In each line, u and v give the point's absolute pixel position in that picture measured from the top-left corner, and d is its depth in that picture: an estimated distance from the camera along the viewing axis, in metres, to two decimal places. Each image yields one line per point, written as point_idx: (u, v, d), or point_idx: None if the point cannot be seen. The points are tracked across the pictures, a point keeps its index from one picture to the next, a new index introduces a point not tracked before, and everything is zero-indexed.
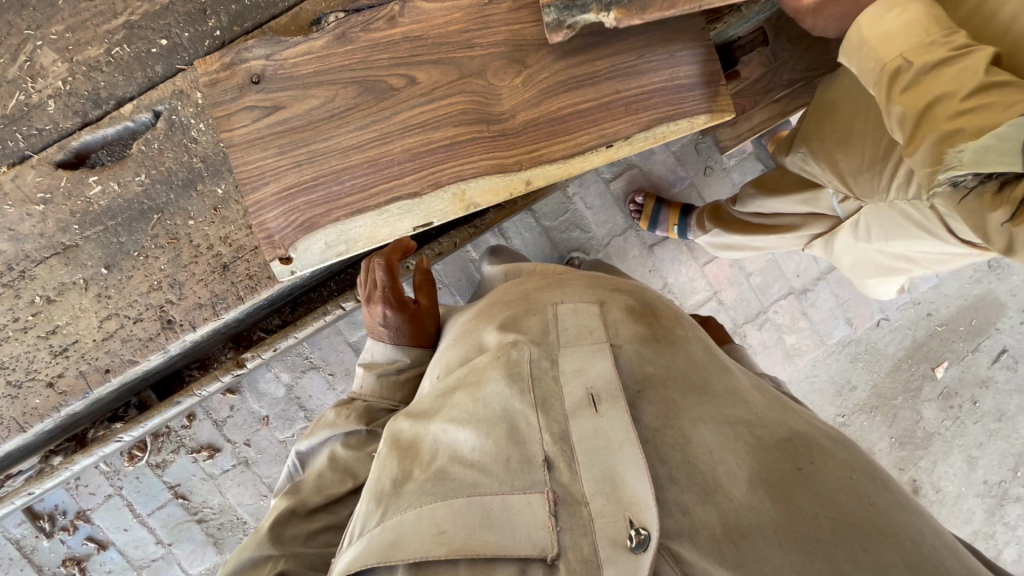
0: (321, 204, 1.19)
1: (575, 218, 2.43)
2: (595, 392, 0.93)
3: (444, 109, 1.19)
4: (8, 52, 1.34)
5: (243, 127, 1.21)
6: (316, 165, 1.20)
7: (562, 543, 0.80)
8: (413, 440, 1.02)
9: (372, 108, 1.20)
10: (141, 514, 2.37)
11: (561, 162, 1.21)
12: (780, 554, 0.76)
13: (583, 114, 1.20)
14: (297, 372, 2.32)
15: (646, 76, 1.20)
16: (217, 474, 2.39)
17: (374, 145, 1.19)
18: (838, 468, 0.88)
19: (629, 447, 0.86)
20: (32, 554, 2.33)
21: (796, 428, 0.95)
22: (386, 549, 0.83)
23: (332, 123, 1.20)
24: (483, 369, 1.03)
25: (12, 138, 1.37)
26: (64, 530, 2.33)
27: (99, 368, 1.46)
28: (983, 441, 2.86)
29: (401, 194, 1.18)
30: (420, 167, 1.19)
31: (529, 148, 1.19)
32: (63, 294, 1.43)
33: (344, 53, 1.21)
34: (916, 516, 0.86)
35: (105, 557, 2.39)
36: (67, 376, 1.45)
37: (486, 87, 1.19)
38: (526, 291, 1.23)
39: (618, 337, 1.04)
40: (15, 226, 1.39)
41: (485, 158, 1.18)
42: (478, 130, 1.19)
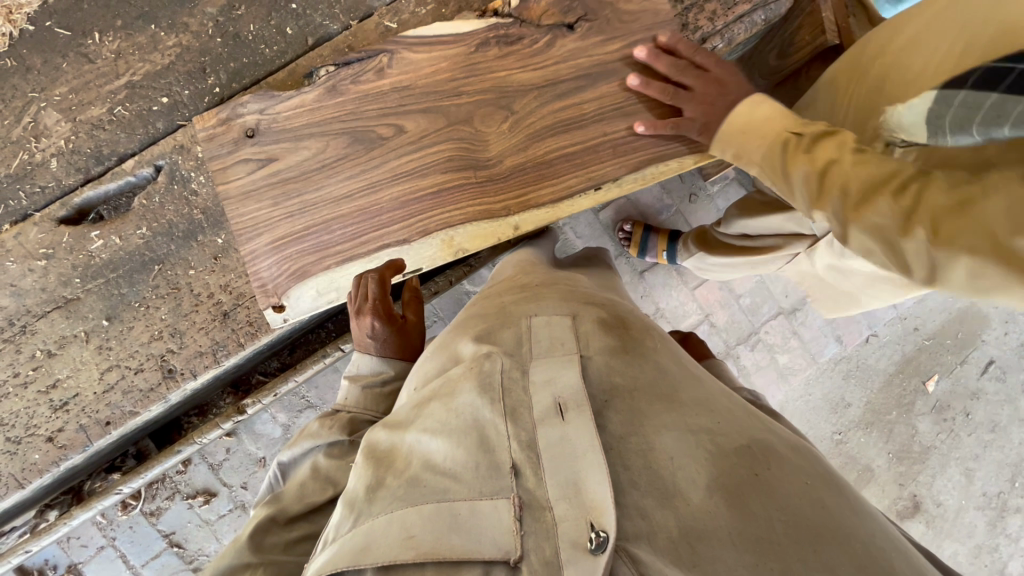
0: (312, 253, 1.25)
1: (566, 247, 2.48)
2: (562, 402, 0.97)
3: (435, 155, 1.24)
4: (13, 114, 1.38)
5: (238, 179, 1.27)
6: (311, 215, 1.25)
7: (526, 546, 0.83)
8: (389, 449, 1.02)
9: (362, 157, 1.25)
10: (135, 565, 2.32)
11: (550, 206, 1.24)
12: (733, 555, 0.79)
13: (570, 157, 1.24)
14: (294, 412, 2.29)
15: (632, 117, 1.24)
16: (213, 520, 2.34)
17: (365, 193, 1.24)
18: (793, 474, 0.91)
19: (592, 454, 0.89)
20: None
21: (757, 433, 0.97)
22: (355, 553, 0.83)
23: (322, 173, 1.25)
24: (458, 380, 1.05)
25: (15, 197, 1.41)
26: None
27: (99, 421, 1.46)
28: (978, 452, 2.89)
29: (390, 241, 1.24)
30: (408, 214, 1.23)
31: (516, 194, 1.23)
32: (64, 347, 1.44)
33: (334, 105, 1.26)
34: (865, 519, 0.90)
35: None
36: (68, 430, 1.45)
37: (473, 134, 1.25)
38: (502, 304, 1.26)
39: (588, 349, 1.09)
40: (17, 282, 1.42)
41: (474, 203, 1.23)
42: (467, 176, 1.24)
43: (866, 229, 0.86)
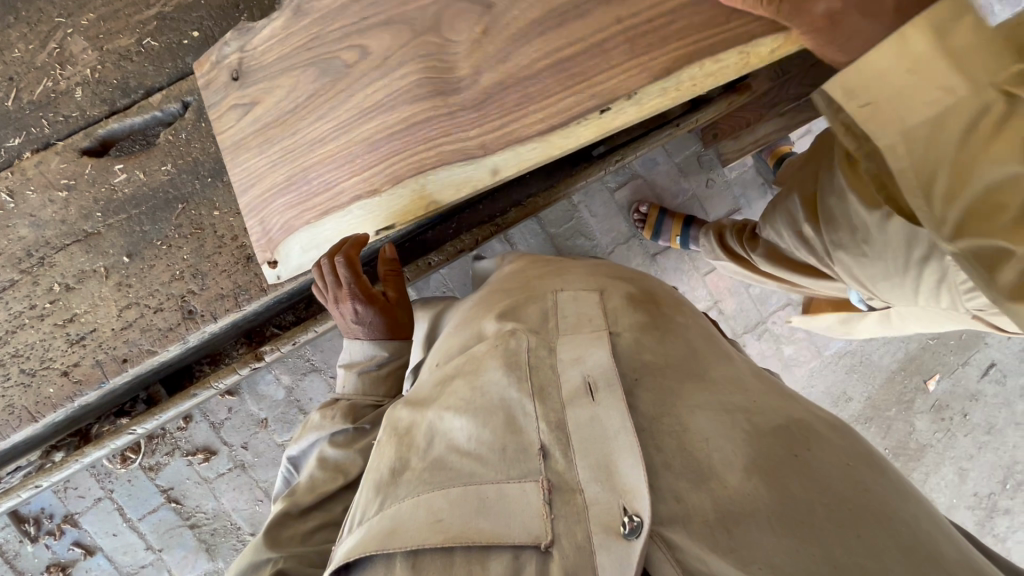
0: (297, 205, 1.27)
1: (579, 225, 2.45)
2: (592, 380, 0.94)
3: (399, 81, 1.07)
4: (39, 39, 1.40)
5: (230, 128, 1.32)
6: (293, 160, 1.24)
7: (557, 530, 0.81)
8: (410, 426, 1.01)
9: (332, 90, 1.16)
10: (131, 519, 2.32)
11: (536, 140, 0.99)
12: (773, 539, 0.77)
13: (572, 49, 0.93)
14: (298, 374, 2.27)
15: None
16: (212, 478, 2.33)
17: (337, 134, 1.17)
18: (834, 454, 0.89)
19: (624, 435, 0.87)
20: (15, 559, 2.27)
21: (794, 413, 0.96)
22: (384, 536, 0.85)
23: (298, 114, 1.21)
24: (483, 357, 1.04)
25: (36, 124, 1.42)
26: (50, 535, 2.27)
27: (116, 357, 1.44)
28: (973, 453, 2.92)
29: (361, 197, 1.18)
30: (382, 160, 1.13)
31: (495, 121, 1.00)
32: (82, 282, 1.43)
33: (303, 29, 1.18)
34: (911, 503, 0.87)
35: (91, 564, 2.33)
36: (83, 365, 1.44)
37: (443, 43, 1.01)
38: (527, 279, 1.26)
39: (618, 325, 1.06)
40: (37, 213, 1.41)
41: (437, 142, 1.06)
42: (438, 104, 1.04)
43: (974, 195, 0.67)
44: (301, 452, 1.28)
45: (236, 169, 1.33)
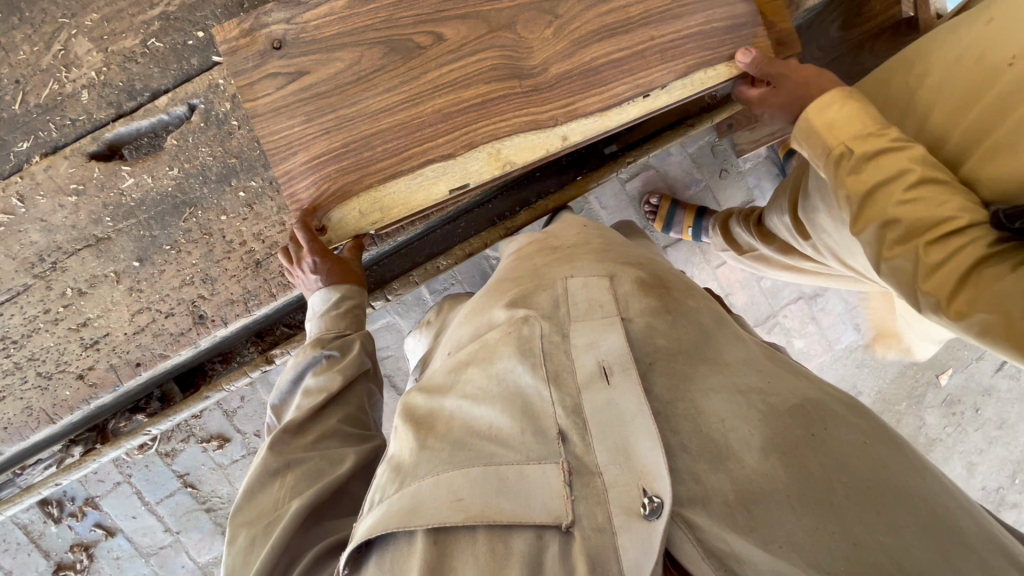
0: (354, 170, 1.20)
1: (590, 217, 2.42)
2: (607, 364, 0.94)
3: (476, 65, 1.21)
4: (43, 41, 1.39)
5: (267, 94, 1.21)
6: (344, 131, 1.20)
7: (576, 511, 0.83)
8: (428, 413, 1.01)
9: (400, 68, 1.21)
10: (150, 502, 2.39)
11: (597, 115, 1.22)
12: (792, 519, 0.80)
13: (616, 64, 1.22)
14: None
15: (681, 20, 1.23)
16: (226, 464, 2.38)
17: (403, 107, 1.20)
18: (852, 434, 0.89)
19: (641, 418, 0.88)
20: (40, 539, 2.35)
21: (811, 393, 0.95)
22: (405, 514, 0.83)
23: (359, 86, 1.21)
24: (496, 344, 1.04)
25: (44, 128, 1.42)
26: (73, 516, 2.35)
27: (129, 362, 1.46)
28: (982, 447, 2.90)
29: (435, 156, 1.19)
30: (454, 128, 1.20)
31: (563, 102, 1.21)
32: (94, 287, 1.44)
33: (368, 12, 1.21)
34: (933, 478, 0.88)
35: (113, 544, 2.41)
36: (98, 368, 1.46)
37: (516, 41, 1.21)
38: (535, 266, 1.21)
39: (629, 311, 1.04)
40: (47, 217, 1.42)
41: (515, 112, 1.20)
42: (510, 86, 1.20)
43: (891, 272, 0.90)
44: (283, 398, 1.26)
45: (264, 136, 1.21)
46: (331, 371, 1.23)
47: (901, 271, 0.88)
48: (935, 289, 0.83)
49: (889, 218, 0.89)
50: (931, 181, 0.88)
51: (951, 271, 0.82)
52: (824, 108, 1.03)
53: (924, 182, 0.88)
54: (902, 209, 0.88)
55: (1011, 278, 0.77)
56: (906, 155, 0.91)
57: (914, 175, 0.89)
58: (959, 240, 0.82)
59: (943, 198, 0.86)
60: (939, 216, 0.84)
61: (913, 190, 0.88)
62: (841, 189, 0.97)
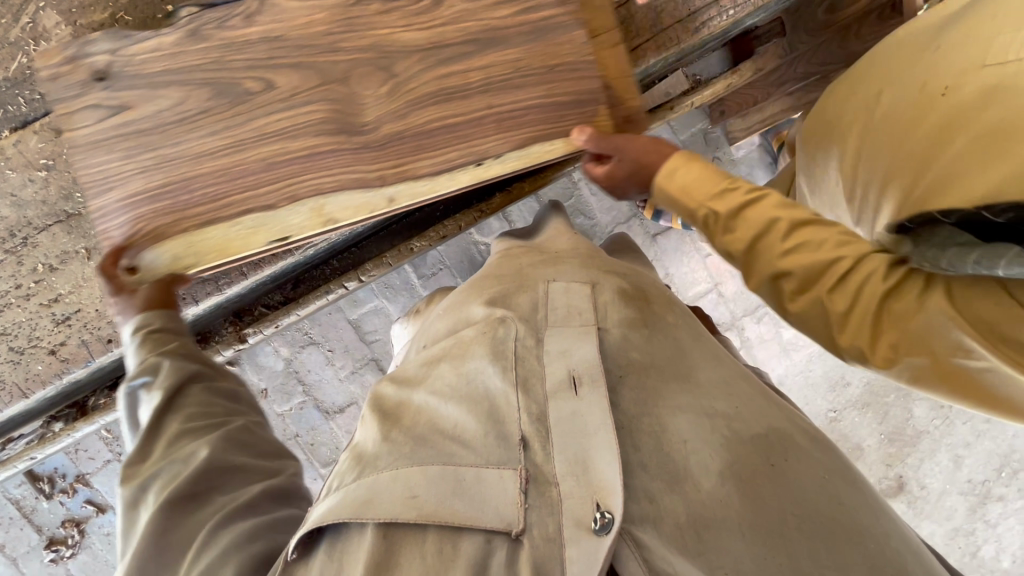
0: (167, 213, 1.10)
1: (578, 203, 2.40)
2: (577, 374, 0.94)
3: (354, 101, 1.11)
4: (12, 13, 1.38)
5: (85, 126, 1.12)
6: (164, 170, 1.11)
7: (529, 519, 0.81)
8: (396, 405, 1.00)
9: (224, 113, 1.11)
10: None
11: (428, 180, 1.11)
12: (742, 548, 0.82)
13: (451, 128, 1.10)
14: (298, 346, 2.23)
15: (522, 89, 1.11)
16: None
17: (226, 153, 1.10)
18: (811, 467, 0.93)
19: (603, 432, 0.88)
20: (32, 514, 2.39)
21: (777, 422, 0.97)
22: (358, 506, 0.82)
23: (183, 127, 1.11)
24: (470, 343, 1.03)
25: (13, 102, 1.42)
26: (64, 492, 2.38)
27: (100, 338, 1.49)
28: (970, 441, 2.91)
29: (255, 206, 1.09)
30: (277, 178, 1.09)
31: (394, 162, 1.09)
32: (65, 263, 1.45)
33: (198, 50, 1.11)
34: (876, 514, 0.94)
35: (103, 520, 2.45)
36: (70, 344, 1.49)
37: (349, 97, 1.10)
38: (518, 266, 1.20)
39: (606, 321, 1.04)
40: (18, 192, 1.42)
41: (338, 170, 1.09)
42: (341, 142, 1.09)
43: (800, 320, 1.04)
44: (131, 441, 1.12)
45: (109, 167, 1.11)
46: (153, 394, 1.10)
47: (805, 319, 1.03)
48: (839, 333, 1.00)
49: (781, 274, 1.03)
50: (803, 224, 1.03)
51: (856, 318, 0.97)
52: (672, 174, 1.12)
53: (796, 228, 1.03)
54: (793, 267, 1.02)
55: (914, 316, 0.92)
56: (773, 204, 1.05)
57: (785, 224, 1.03)
58: (855, 280, 0.97)
59: (819, 242, 1.01)
60: (827, 262, 0.99)
61: (793, 239, 1.02)
62: (720, 247, 1.09)
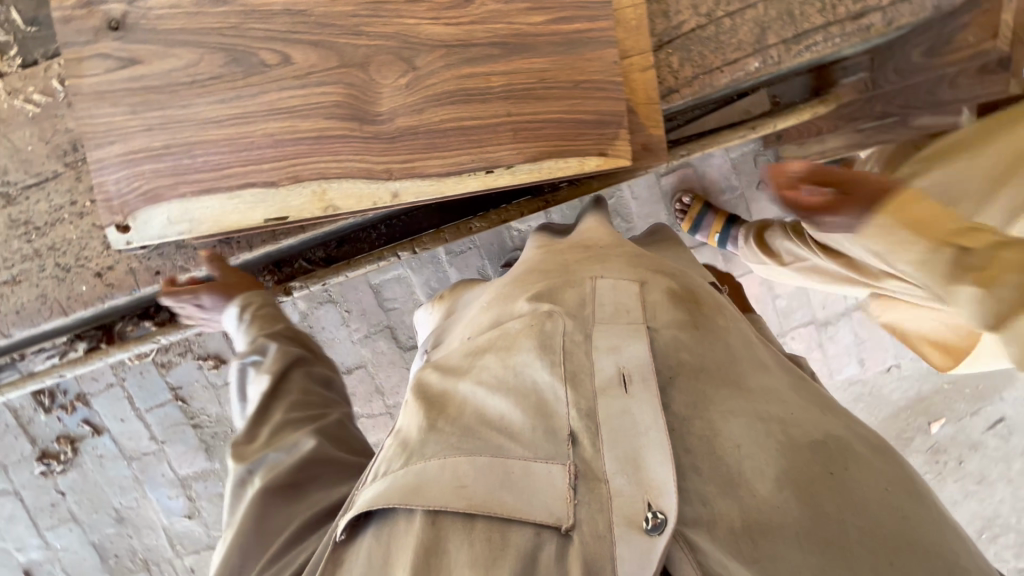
0: (168, 175, 1.11)
1: (619, 205, 2.35)
2: (625, 371, 0.92)
3: (434, 89, 1.13)
4: None
5: (92, 75, 1.11)
6: (168, 132, 1.11)
7: (578, 516, 0.80)
8: (440, 393, 0.99)
9: (238, 81, 1.11)
10: (140, 408, 2.42)
11: (435, 179, 1.14)
12: (799, 556, 0.79)
13: (466, 130, 1.13)
14: (315, 303, 2.21)
15: (541, 102, 1.14)
16: (219, 384, 2.40)
17: (236, 122, 1.11)
18: (872, 478, 0.90)
19: (654, 432, 0.86)
20: (28, 425, 2.39)
21: (834, 430, 0.95)
22: (406, 492, 0.82)
23: (194, 90, 1.11)
24: (517, 335, 1.00)
25: None
26: (63, 409, 2.37)
27: (149, 269, 1.43)
28: (959, 503, 2.90)
29: (257, 180, 1.11)
30: (282, 155, 1.11)
31: (402, 156, 1.12)
32: None
33: (217, 15, 1.11)
34: (947, 531, 0.90)
35: (98, 442, 2.45)
36: (118, 270, 1.43)
37: (366, 82, 1.12)
38: (565, 262, 1.17)
39: (655, 321, 1.02)
40: None
41: (353, 158, 1.11)
42: (350, 130, 1.11)
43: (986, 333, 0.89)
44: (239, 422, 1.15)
45: (197, 111, 1.11)
46: (263, 376, 1.15)
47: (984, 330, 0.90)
48: None
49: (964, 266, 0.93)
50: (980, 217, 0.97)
51: None
52: (907, 204, 1.00)
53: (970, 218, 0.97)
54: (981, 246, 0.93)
55: None
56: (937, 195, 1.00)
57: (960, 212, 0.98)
58: None
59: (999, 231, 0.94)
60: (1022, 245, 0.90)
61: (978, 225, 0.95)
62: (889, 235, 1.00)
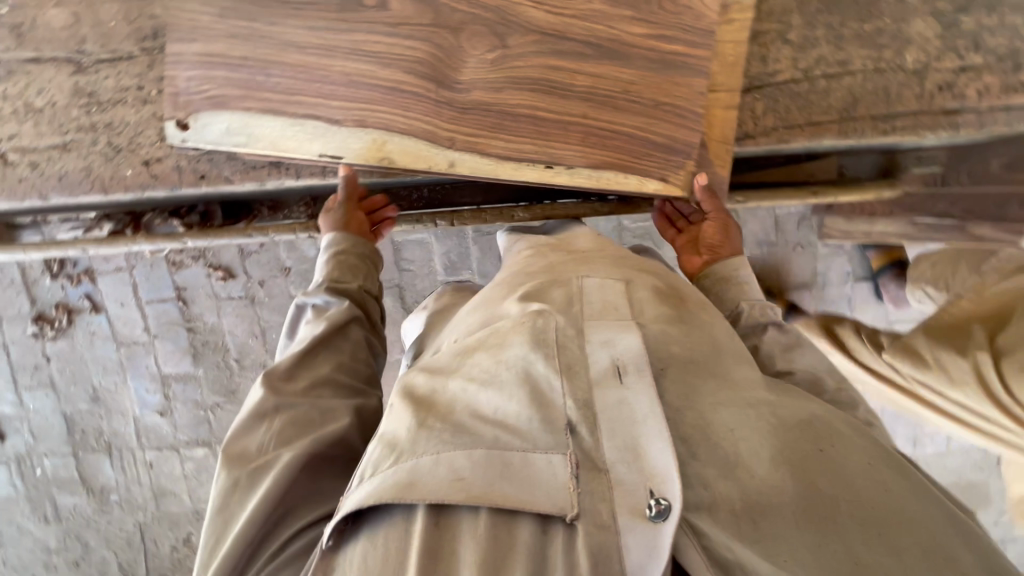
0: (239, 86, 1.12)
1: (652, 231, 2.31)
2: (619, 363, 0.90)
3: (518, 71, 1.12)
4: None
5: None
6: (247, 44, 1.12)
7: (582, 505, 0.78)
8: (428, 393, 0.95)
9: (329, 13, 1.11)
10: (141, 298, 2.45)
11: (495, 159, 1.14)
12: (798, 535, 0.75)
13: (538, 120, 1.13)
14: None
15: (619, 112, 1.13)
16: (222, 297, 2.43)
17: (318, 53, 1.11)
18: (864, 453, 0.84)
19: (652, 420, 0.83)
20: (33, 284, 2.44)
21: (819, 412, 0.90)
22: (399, 489, 0.80)
23: (284, 9, 1.11)
24: (508, 332, 0.97)
25: None
26: (69, 278, 2.42)
27: (195, 171, 1.43)
28: None
29: (321, 114, 1.12)
30: (356, 99, 1.12)
31: (468, 129, 1.12)
32: None
33: None
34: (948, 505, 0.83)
35: (93, 319, 2.49)
36: (165, 163, 1.43)
37: (452, 47, 1.11)
38: (552, 262, 1.17)
39: (642, 316, 1.01)
40: None
41: (425, 119, 1.12)
42: (425, 88, 1.11)
43: None
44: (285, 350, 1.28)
45: (282, 31, 1.11)
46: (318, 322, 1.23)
47: None
48: None
49: None
50: None
51: None
52: None
53: None
54: None
55: None
56: None
57: None
58: None
59: None
60: None
61: None
62: None
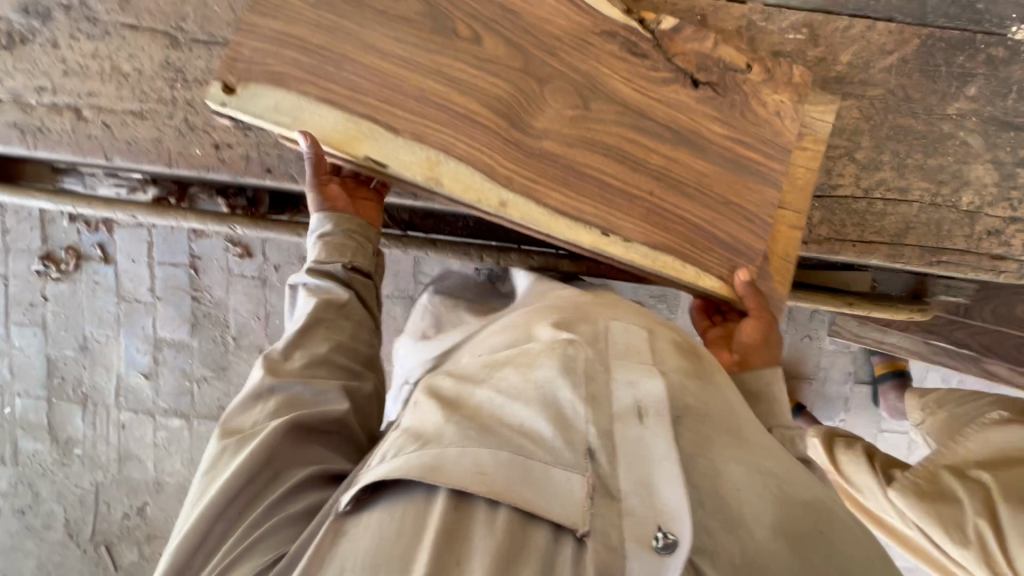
0: (304, 71, 1.08)
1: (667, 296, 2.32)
2: (641, 406, 0.90)
3: (595, 132, 1.17)
4: None
5: None
6: (335, 40, 1.10)
7: (594, 524, 0.78)
8: (453, 398, 0.95)
9: (427, 37, 1.13)
10: (153, 258, 2.43)
11: (547, 210, 1.13)
12: None
13: (607, 186, 1.16)
14: None
15: (694, 201, 1.18)
16: (234, 273, 2.41)
17: (407, 72, 1.13)
18: (855, 540, 0.85)
19: (667, 462, 0.83)
20: (49, 223, 2.41)
21: (819, 494, 0.90)
22: (427, 470, 0.80)
23: (381, 21, 1.12)
24: (536, 355, 0.97)
25: None
26: (86, 225, 2.39)
27: (263, 163, 1.50)
28: None
29: (383, 119, 1.10)
30: (425, 116, 1.11)
31: (529, 175, 1.13)
32: None
33: None
34: None
35: (100, 270, 2.46)
36: (235, 150, 1.50)
37: (536, 96, 1.16)
38: (578, 302, 1.18)
39: (665, 365, 1.00)
40: None
41: (493, 155, 1.12)
42: (496, 125, 1.13)
43: None
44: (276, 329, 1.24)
45: (370, 34, 1.11)
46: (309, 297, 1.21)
47: None
48: None
49: None
50: None
51: None
52: None
53: None
54: None
55: None
56: None
57: None
58: None
59: None
60: None
61: None
62: None
